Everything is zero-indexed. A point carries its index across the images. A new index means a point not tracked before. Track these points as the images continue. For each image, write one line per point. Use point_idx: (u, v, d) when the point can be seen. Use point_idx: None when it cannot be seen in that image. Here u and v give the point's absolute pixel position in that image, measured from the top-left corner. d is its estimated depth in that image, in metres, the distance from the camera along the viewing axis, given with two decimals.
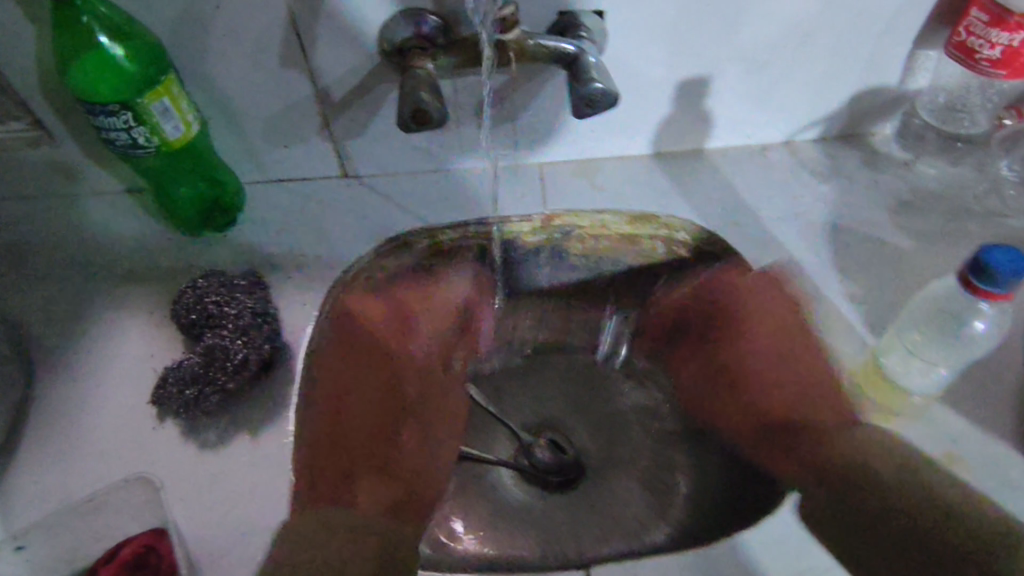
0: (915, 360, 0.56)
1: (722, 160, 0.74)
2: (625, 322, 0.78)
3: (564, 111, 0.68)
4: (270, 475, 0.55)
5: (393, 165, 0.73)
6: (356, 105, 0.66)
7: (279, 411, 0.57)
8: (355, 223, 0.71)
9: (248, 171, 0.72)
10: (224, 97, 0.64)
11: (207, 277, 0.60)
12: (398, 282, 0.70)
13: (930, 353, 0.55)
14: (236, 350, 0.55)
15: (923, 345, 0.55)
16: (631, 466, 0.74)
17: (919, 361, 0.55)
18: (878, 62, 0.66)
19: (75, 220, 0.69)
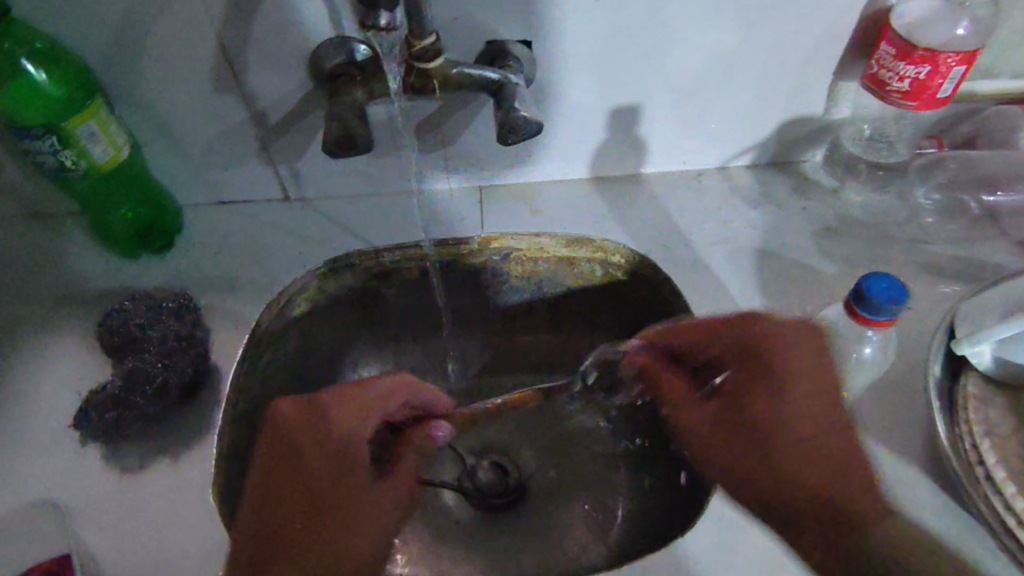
0: None
1: (658, 185, 0.76)
2: (569, 344, 0.78)
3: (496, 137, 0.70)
4: (190, 501, 0.54)
5: (334, 189, 0.74)
6: (292, 129, 0.67)
7: (201, 435, 0.57)
8: (294, 245, 0.71)
9: (188, 194, 0.72)
10: (158, 120, 0.65)
11: (133, 300, 0.59)
12: (336, 304, 0.71)
13: None
14: (155, 374, 0.55)
15: None
16: (573, 486, 0.73)
17: None
18: (802, 93, 0.69)
19: (8, 242, 0.69)
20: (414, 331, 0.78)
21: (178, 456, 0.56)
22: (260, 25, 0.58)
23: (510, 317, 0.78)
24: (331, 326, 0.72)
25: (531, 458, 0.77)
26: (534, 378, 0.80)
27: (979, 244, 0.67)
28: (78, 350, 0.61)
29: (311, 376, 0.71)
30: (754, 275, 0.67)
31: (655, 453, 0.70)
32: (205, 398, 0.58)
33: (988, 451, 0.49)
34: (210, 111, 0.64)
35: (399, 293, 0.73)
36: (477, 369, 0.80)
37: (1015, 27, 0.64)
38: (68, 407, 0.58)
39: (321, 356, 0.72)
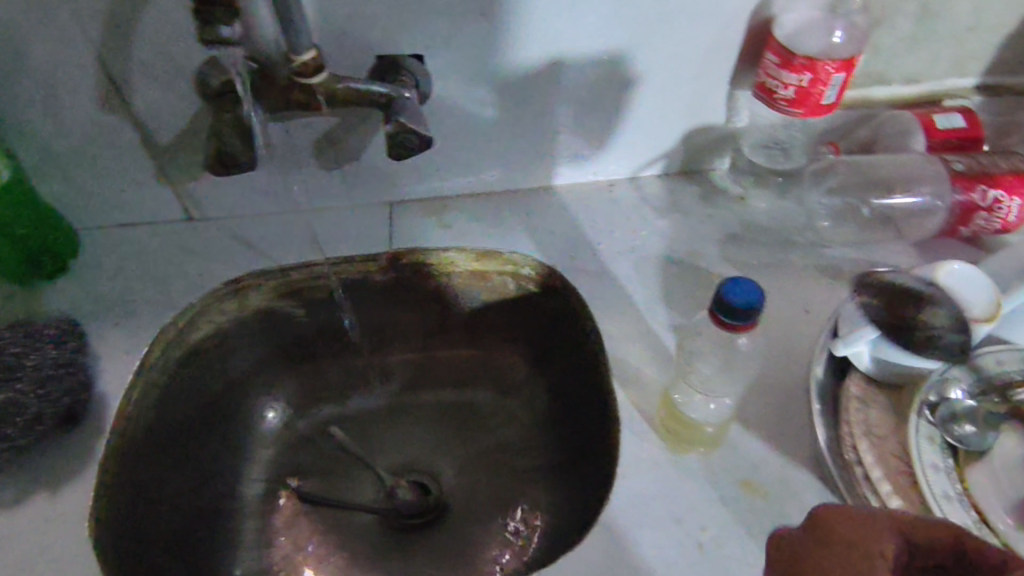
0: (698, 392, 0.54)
1: (568, 197, 0.76)
2: (490, 359, 0.78)
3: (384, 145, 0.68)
4: (67, 534, 0.52)
5: (237, 207, 0.72)
6: (187, 147, 0.65)
7: (82, 465, 0.55)
8: (195, 266, 0.69)
9: (84, 216, 0.70)
10: (45, 142, 0.63)
11: (13, 327, 0.57)
12: (242, 326, 0.69)
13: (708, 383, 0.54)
14: (29, 404, 0.53)
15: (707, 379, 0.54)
16: (495, 504, 0.72)
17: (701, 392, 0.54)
18: (700, 103, 0.70)
19: None
20: (330, 350, 0.76)
21: (55, 488, 0.54)
22: (139, 42, 0.56)
23: (429, 333, 0.77)
24: (239, 348, 0.71)
25: (456, 476, 0.75)
26: (457, 395, 0.78)
27: (877, 246, 0.69)
28: None
29: (214, 400, 0.70)
30: (660, 282, 0.67)
31: (569, 467, 0.69)
32: (86, 427, 0.57)
33: (867, 454, 0.50)
34: (98, 131, 0.63)
35: (310, 313, 0.72)
36: (396, 387, 0.78)
37: (898, 33, 0.65)
38: None
39: (229, 378, 0.71)
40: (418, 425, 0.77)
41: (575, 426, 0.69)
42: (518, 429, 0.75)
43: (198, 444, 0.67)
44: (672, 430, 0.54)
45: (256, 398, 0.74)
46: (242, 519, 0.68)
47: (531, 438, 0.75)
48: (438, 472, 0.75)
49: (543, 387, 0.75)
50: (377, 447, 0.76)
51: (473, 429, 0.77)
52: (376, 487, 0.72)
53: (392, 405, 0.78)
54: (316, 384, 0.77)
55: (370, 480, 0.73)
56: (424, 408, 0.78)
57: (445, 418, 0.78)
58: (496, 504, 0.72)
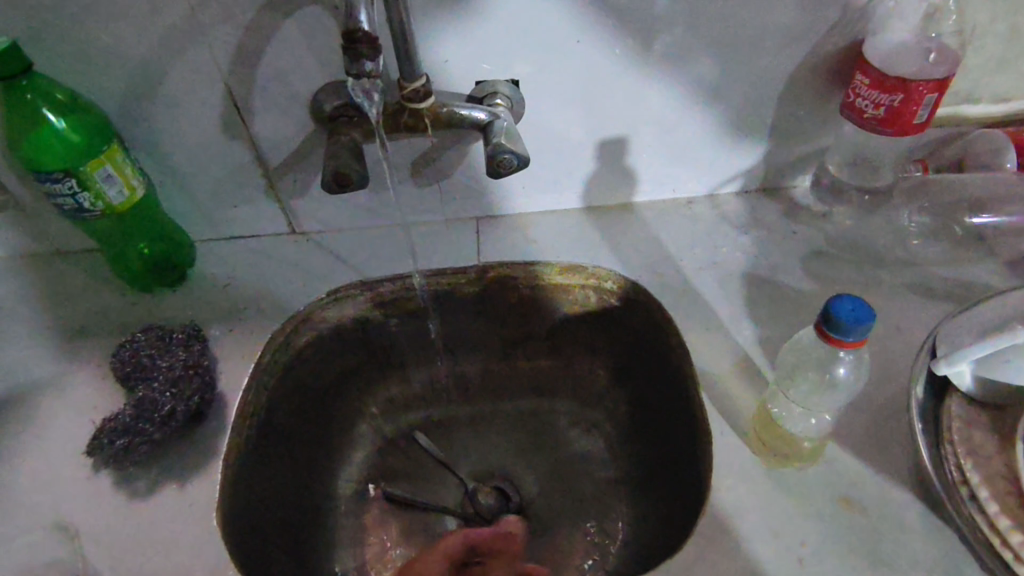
0: (798, 406, 0.55)
1: (649, 213, 0.78)
2: (568, 370, 0.81)
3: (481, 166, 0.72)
4: (194, 526, 0.56)
5: (337, 222, 0.77)
6: (297, 167, 0.70)
7: (207, 460, 0.59)
8: (298, 276, 0.74)
9: (200, 229, 0.75)
10: (173, 162, 0.69)
11: (145, 332, 0.63)
12: (339, 333, 0.74)
13: (809, 399, 0.54)
14: (164, 402, 0.57)
15: (810, 397, 0.54)
16: (575, 513, 0.74)
17: (800, 407, 0.55)
18: (783, 123, 0.71)
19: (43, 280, 0.73)
20: (417, 358, 0.81)
21: (183, 481, 0.58)
22: (263, 72, 0.62)
23: (511, 345, 0.80)
24: (334, 354, 0.75)
25: (536, 479, 0.78)
26: (533, 404, 0.82)
27: (968, 265, 0.68)
28: (95, 378, 0.64)
29: (312, 403, 0.74)
30: (746, 297, 0.68)
31: (649, 478, 0.70)
32: (211, 424, 0.60)
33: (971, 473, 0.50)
34: (219, 151, 0.68)
35: (402, 322, 0.76)
36: (477, 396, 0.83)
37: (988, 54, 0.66)
38: (81, 433, 0.61)
39: (327, 383, 0.75)
40: (501, 434, 0.82)
41: (655, 438, 0.71)
42: (594, 440, 0.79)
43: (301, 444, 0.72)
44: (768, 440, 0.55)
45: (350, 401, 0.78)
46: (340, 516, 0.73)
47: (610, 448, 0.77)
48: (518, 474, 0.79)
49: (622, 399, 0.77)
50: (459, 452, 0.81)
51: (552, 439, 0.80)
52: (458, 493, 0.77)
53: (477, 413, 0.83)
54: (405, 387, 0.81)
55: (454, 483, 0.78)
56: (506, 416, 0.82)
57: (521, 425, 0.82)
58: (576, 511, 0.74)
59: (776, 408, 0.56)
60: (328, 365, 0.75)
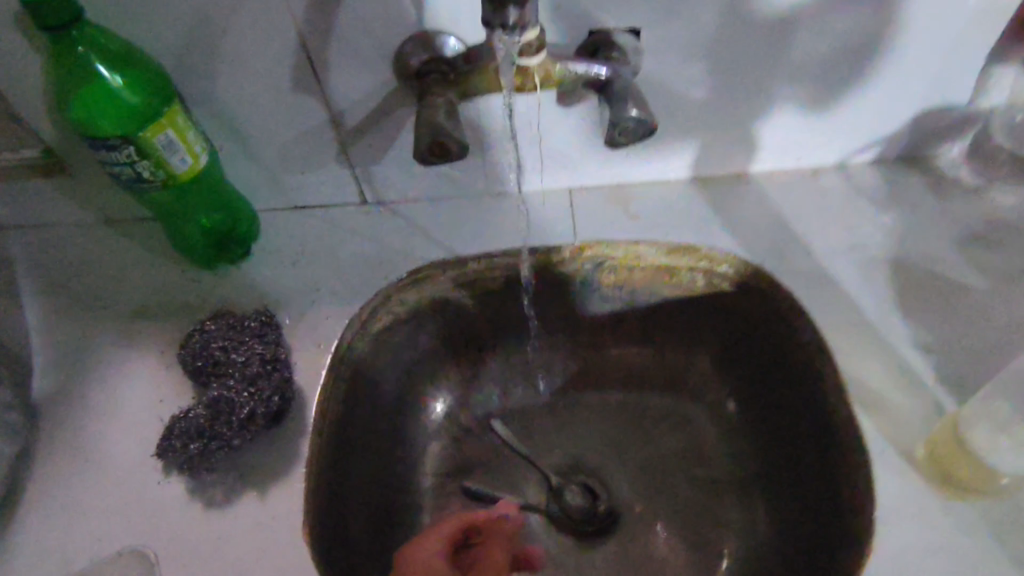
0: (1005, 436, 0.47)
1: (768, 185, 0.68)
2: (662, 358, 0.73)
3: (596, 137, 0.64)
4: (279, 544, 0.50)
5: (415, 192, 0.68)
6: (373, 130, 0.61)
7: (289, 466, 0.53)
8: (373, 253, 0.66)
9: (262, 198, 0.68)
10: (237, 124, 0.60)
11: (215, 319, 0.55)
12: (416, 317, 0.67)
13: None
14: (242, 404, 0.50)
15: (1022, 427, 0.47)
16: (674, 517, 0.68)
17: (1011, 439, 0.47)
18: (946, 80, 0.60)
19: (94, 252, 0.66)
20: (497, 341, 0.74)
21: (264, 491, 0.52)
22: (343, 19, 0.52)
23: (599, 328, 0.73)
24: (411, 338, 0.68)
25: (628, 476, 0.71)
26: (620, 395, 0.74)
27: None
28: (159, 369, 0.58)
29: (384, 390, 0.67)
30: (891, 291, 0.60)
31: (772, 479, 0.65)
32: (292, 424, 0.55)
33: None
34: (286, 112, 0.59)
35: (481, 304, 0.69)
36: (559, 382, 0.76)
37: None
38: (148, 432, 0.55)
39: (400, 369, 0.69)
40: (587, 420, 0.74)
41: (780, 440, 0.65)
42: (694, 434, 0.71)
43: (376, 437, 0.66)
44: (954, 464, 0.50)
45: (424, 384, 0.72)
46: (420, 515, 0.68)
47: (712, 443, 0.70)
48: (610, 468, 0.71)
49: (727, 392, 0.70)
50: (543, 442, 0.73)
51: (639, 430, 0.73)
52: (540, 488, 0.70)
53: (557, 399, 0.75)
54: (482, 371, 0.75)
55: (535, 477, 0.71)
56: (590, 405, 0.75)
57: (609, 414, 0.74)
58: (673, 515, 0.68)
59: (971, 434, 0.49)
60: (399, 352, 0.68)
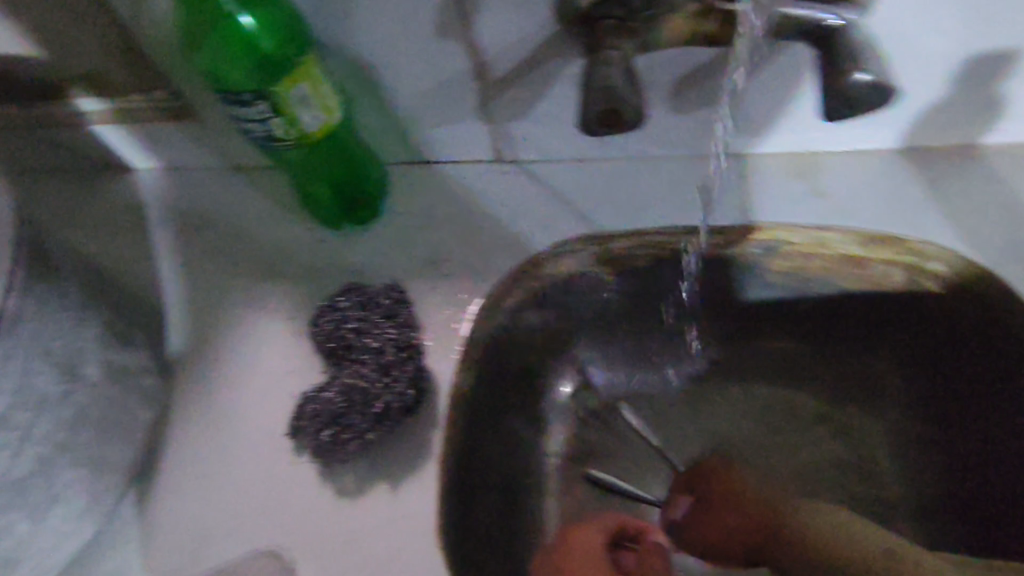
0: None
1: (998, 162, 0.56)
2: (827, 354, 0.61)
3: (809, 105, 0.52)
4: (413, 541, 0.48)
5: (558, 151, 0.59)
6: (522, 82, 0.52)
7: (422, 458, 0.50)
8: (510, 222, 0.59)
9: (390, 151, 0.61)
10: (369, 70, 0.52)
11: (346, 295, 0.51)
12: (549, 296, 0.59)
13: None
14: (377, 395, 0.47)
15: None
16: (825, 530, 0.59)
17: None
18: None
19: (217, 201, 0.63)
20: (636, 320, 0.63)
21: (397, 484, 0.49)
22: None
23: (756, 315, 0.61)
24: (541, 317, 0.60)
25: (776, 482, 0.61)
26: (772, 391, 0.63)
27: None
28: (288, 337, 0.55)
29: (504, 370, 0.60)
30: None
31: (963, 507, 0.56)
32: (426, 414, 0.51)
33: None
34: (425, 59, 0.51)
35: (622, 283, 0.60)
36: (696, 370, 0.64)
37: None
38: (279, 407, 0.53)
39: (525, 349, 0.62)
40: (729, 414, 0.64)
41: (978, 464, 0.56)
42: (859, 443, 0.61)
43: (497, 418, 0.60)
44: None
45: (546, 364, 0.63)
46: None
47: (878, 456, 0.60)
48: (754, 471, 0.62)
49: (905, 399, 0.60)
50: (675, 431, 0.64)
51: (791, 433, 0.62)
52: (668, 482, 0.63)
53: (694, 389, 0.65)
54: (610, 356, 0.65)
55: (662, 469, 0.63)
56: (735, 399, 0.64)
57: (754, 411, 0.63)
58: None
59: None
60: (525, 331, 0.60)
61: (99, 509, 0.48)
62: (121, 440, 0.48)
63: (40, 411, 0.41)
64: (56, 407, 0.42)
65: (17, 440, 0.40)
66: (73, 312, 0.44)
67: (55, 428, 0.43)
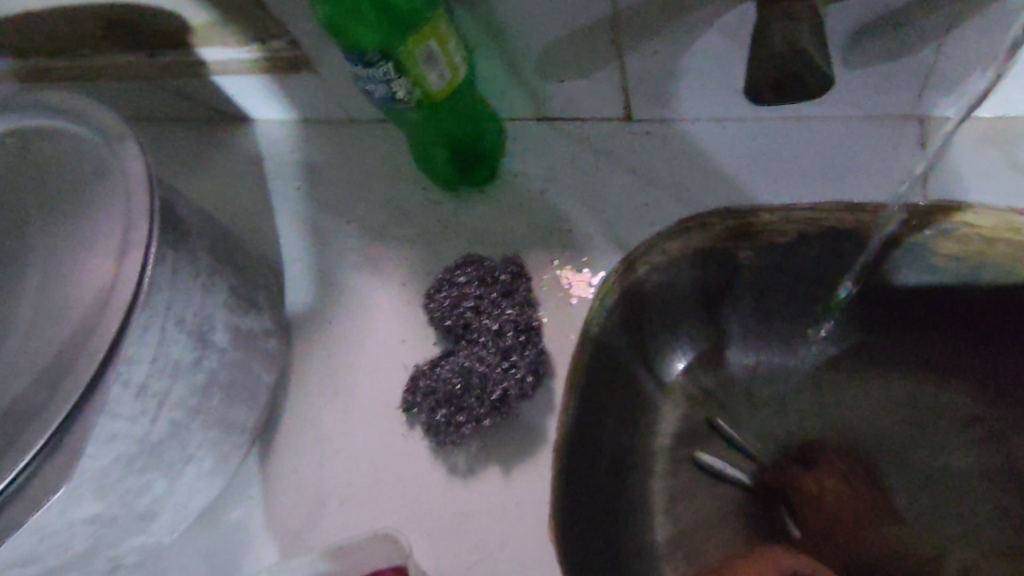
0: None
1: None
2: (990, 349, 0.49)
3: None
4: (527, 528, 0.46)
5: (700, 110, 0.52)
6: (668, 33, 0.45)
7: (536, 443, 0.48)
8: (639, 190, 0.54)
9: (510, 107, 0.56)
10: (498, 20, 0.47)
11: (464, 269, 0.49)
12: (673, 275, 0.53)
13: None
14: (496, 380, 0.46)
15: None
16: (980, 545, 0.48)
17: None
18: None
19: (332, 155, 0.61)
20: (774, 303, 0.54)
21: (509, 470, 0.48)
22: None
23: (904, 307, 0.50)
24: (666, 296, 0.53)
25: (903, 488, 0.51)
26: (908, 388, 0.52)
27: None
28: (402, 306, 0.54)
29: (626, 355, 0.54)
30: None
31: None
32: (543, 399, 0.49)
33: None
34: (561, 6, 0.45)
35: (761, 262, 0.52)
36: (824, 352, 0.55)
37: None
38: (393, 378, 0.52)
39: (641, 330, 0.54)
40: (865, 409, 0.53)
41: None
42: (1018, 453, 0.48)
43: (619, 405, 0.54)
44: None
45: (657, 342, 0.55)
46: None
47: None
48: (881, 472, 0.52)
49: None
50: (794, 419, 0.55)
51: (937, 432, 0.51)
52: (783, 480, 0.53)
53: (825, 381, 0.55)
54: (735, 336, 0.56)
55: (776, 463, 0.54)
56: (876, 391, 0.53)
57: (885, 407, 0.53)
58: (962, 555, 0.48)
59: None
60: (643, 309, 0.53)
61: (226, 467, 0.49)
62: (247, 403, 0.49)
63: (175, 377, 0.42)
64: (189, 372, 0.43)
65: (156, 406, 0.41)
66: (202, 278, 0.43)
67: (188, 393, 0.43)
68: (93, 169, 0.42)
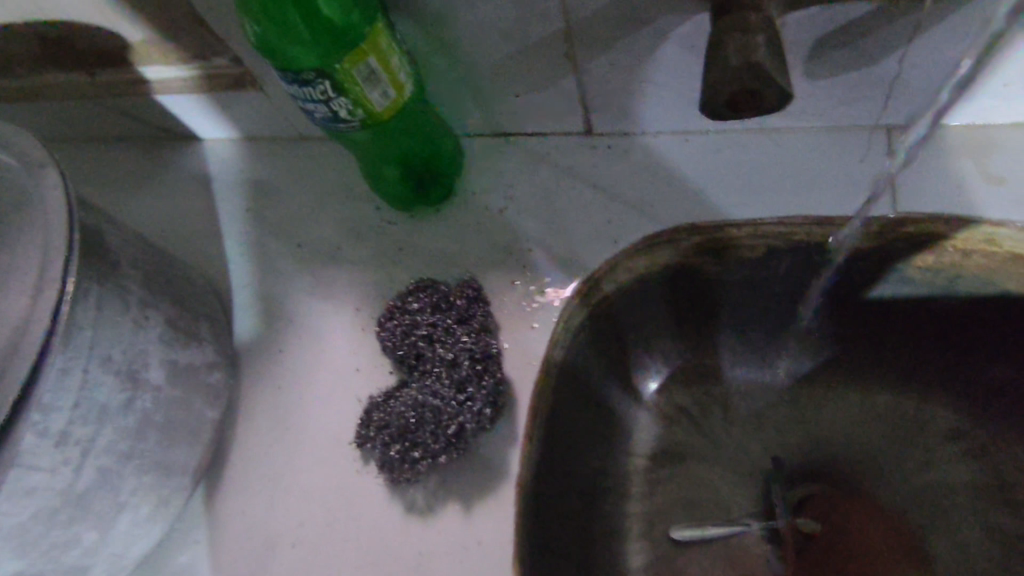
0: None
1: None
2: (968, 364, 0.47)
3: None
4: (489, 567, 0.44)
5: (662, 123, 0.50)
6: (625, 45, 0.43)
7: (497, 478, 0.45)
8: (602, 207, 0.52)
9: (466, 122, 0.54)
10: (446, 34, 0.45)
11: (418, 296, 0.47)
12: (640, 294, 0.50)
13: None
14: (450, 414, 0.43)
15: None
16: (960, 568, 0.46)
17: None
18: None
19: (283, 175, 0.58)
20: (743, 321, 0.52)
21: (469, 505, 0.45)
22: None
23: (880, 322, 0.48)
24: (634, 315, 0.51)
25: (890, 504, 0.49)
26: (888, 403, 0.50)
27: None
28: (356, 333, 0.51)
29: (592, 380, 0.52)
30: None
31: None
32: (503, 429, 0.47)
33: None
34: (510, 19, 0.43)
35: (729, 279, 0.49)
36: (797, 368, 0.53)
37: None
38: (346, 409, 0.49)
39: (608, 352, 0.52)
40: (841, 428, 0.51)
41: None
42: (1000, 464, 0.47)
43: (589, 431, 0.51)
44: None
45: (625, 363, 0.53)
46: None
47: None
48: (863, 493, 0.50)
49: None
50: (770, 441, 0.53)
51: (916, 450, 0.49)
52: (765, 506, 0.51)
53: (798, 400, 0.53)
54: (705, 356, 0.54)
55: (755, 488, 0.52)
56: (851, 408, 0.51)
57: (867, 420, 0.51)
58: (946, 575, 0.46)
59: None
60: (609, 330, 0.51)
61: (168, 510, 0.47)
62: (188, 442, 0.46)
63: (102, 421, 0.39)
64: (118, 416, 0.40)
65: (79, 454, 0.38)
66: (131, 313, 0.41)
67: (118, 438, 0.40)
68: (11, 200, 0.39)
